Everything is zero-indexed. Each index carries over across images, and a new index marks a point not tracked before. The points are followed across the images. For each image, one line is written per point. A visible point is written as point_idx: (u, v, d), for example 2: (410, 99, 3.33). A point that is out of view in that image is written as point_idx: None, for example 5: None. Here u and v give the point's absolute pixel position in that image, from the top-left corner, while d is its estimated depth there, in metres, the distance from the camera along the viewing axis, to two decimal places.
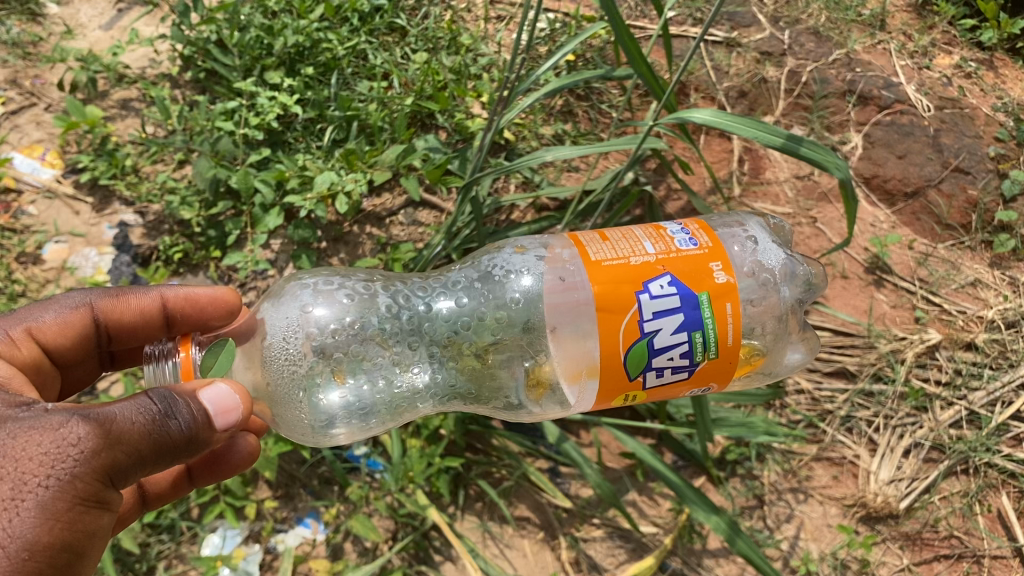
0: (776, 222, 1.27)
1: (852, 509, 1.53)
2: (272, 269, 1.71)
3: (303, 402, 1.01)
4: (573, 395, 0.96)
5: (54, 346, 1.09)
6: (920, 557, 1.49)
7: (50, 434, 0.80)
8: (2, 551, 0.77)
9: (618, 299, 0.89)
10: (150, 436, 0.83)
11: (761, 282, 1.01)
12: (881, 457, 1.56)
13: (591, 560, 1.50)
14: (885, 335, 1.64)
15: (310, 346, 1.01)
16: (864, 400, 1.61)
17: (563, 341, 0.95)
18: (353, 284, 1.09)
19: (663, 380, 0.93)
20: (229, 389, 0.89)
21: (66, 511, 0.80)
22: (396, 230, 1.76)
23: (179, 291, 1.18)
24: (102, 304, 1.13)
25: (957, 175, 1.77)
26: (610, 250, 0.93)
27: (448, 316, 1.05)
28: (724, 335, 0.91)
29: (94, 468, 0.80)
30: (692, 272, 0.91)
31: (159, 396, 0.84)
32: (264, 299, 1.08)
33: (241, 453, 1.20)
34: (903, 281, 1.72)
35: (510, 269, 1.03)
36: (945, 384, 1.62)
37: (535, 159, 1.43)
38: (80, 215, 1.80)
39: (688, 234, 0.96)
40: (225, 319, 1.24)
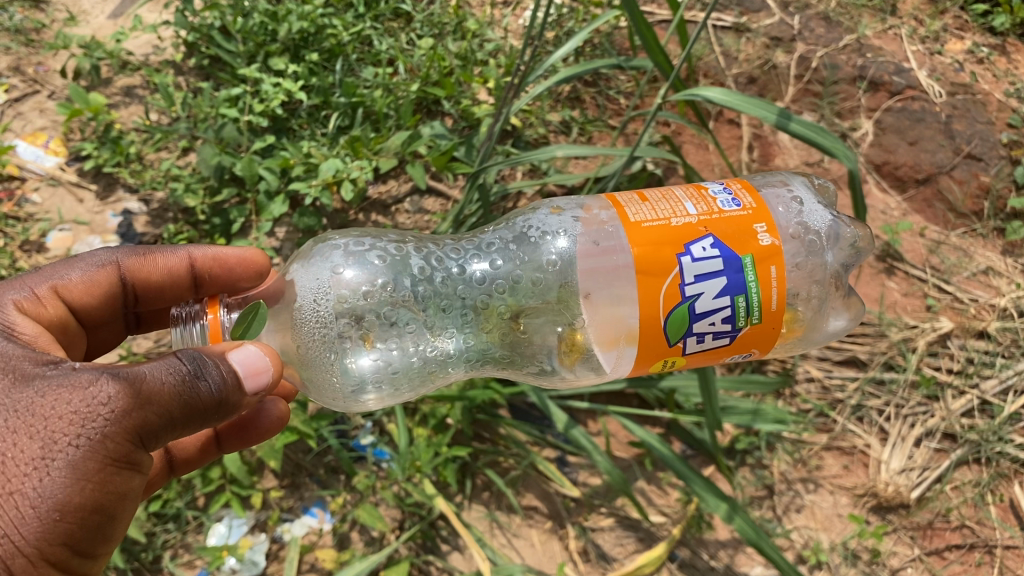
0: (821, 182, 1.16)
1: (863, 498, 1.52)
2: (278, 257, 1.70)
3: (334, 366, 0.98)
4: (608, 362, 0.94)
5: (81, 305, 1.05)
6: (932, 547, 1.48)
7: (80, 393, 0.77)
8: (33, 512, 0.75)
9: (659, 262, 0.87)
10: (180, 398, 0.80)
11: (807, 245, 0.98)
12: (892, 447, 1.54)
13: (599, 549, 1.48)
14: (897, 323, 1.63)
15: (342, 309, 0.98)
16: (874, 389, 1.60)
17: (597, 307, 0.93)
18: (384, 245, 1.05)
19: (704, 346, 0.91)
20: (258, 350, 0.87)
21: (97, 472, 0.77)
22: (402, 218, 1.75)
23: (207, 251, 1.15)
24: (129, 263, 1.09)
25: (969, 162, 1.75)
26: (650, 211, 0.91)
27: (483, 279, 1.03)
28: (768, 300, 0.89)
29: (125, 427, 0.77)
30: (735, 234, 0.89)
31: (189, 356, 0.82)
32: (294, 259, 1.05)
33: (270, 418, 1.17)
34: (914, 269, 1.70)
35: (546, 231, 1.01)
36: (957, 373, 1.60)
37: (545, 154, 1.43)
38: (84, 203, 1.79)
39: (730, 195, 0.94)
40: (254, 281, 1.20)
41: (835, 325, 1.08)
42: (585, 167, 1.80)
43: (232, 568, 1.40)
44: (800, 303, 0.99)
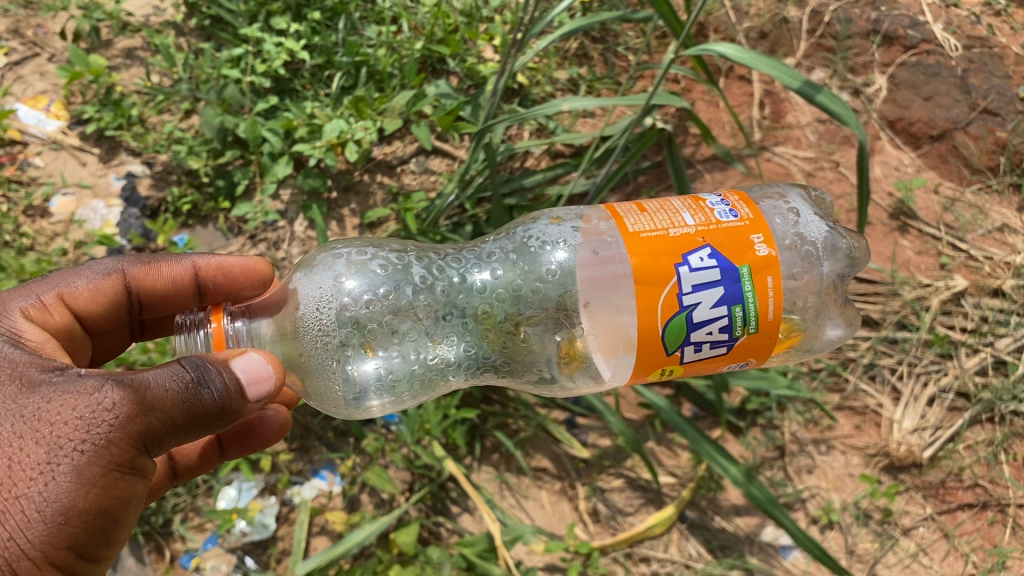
0: (818, 193, 1.16)
1: (875, 458, 1.51)
2: (283, 220, 1.69)
3: (336, 373, 0.97)
4: (607, 368, 0.93)
5: (86, 314, 1.04)
6: (944, 506, 1.47)
7: (84, 399, 0.76)
8: (38, 515, 0.73)
9: (657, 272, 0.85)
10: (184, 403, 0.79)
11: (803, 256, 0.97)
12: (905, 406, 1.53)
13: (610, 510, 1.48)
14: (910, 282, 1.60)
15: (344, 317, 0.97)
16: (887, 348, 1.58)
17: (596, 316, 0.92)
18: (386, 254, 1.04)
19: (701, 355, 0.89)
20: (261, 358, 0.86)
21: (101, 477, 0.76)
22: (408, 179, 1.72)
23: (211, 260, 1.12)
24: (135, 272, 1.07)
25: (985, 117, 1.70)
26: (648, 221, 0.88)
27: (483, 288, 1.01)
28: (765, 310, 0.87)
29: (130, 433, 0.76)
30: (732, 244, 0.87)
31: (192, 364, 0.81)
32: (295, 267, 1.03)
33: (272, 426, 1.19)
34: (928, 227, 1.67)
35: (545, 241, 0.99)
36: (970, 332, 1.58)
37: (551, 108, 1.41)
38: (87, 166, 1.77)
39: (727, 206, 0.91)
40: (258, 290, 1.16)
41: (830, 334, 1.07)
42: (594, 126, 1.77)
43: (242, 531, 1.40)
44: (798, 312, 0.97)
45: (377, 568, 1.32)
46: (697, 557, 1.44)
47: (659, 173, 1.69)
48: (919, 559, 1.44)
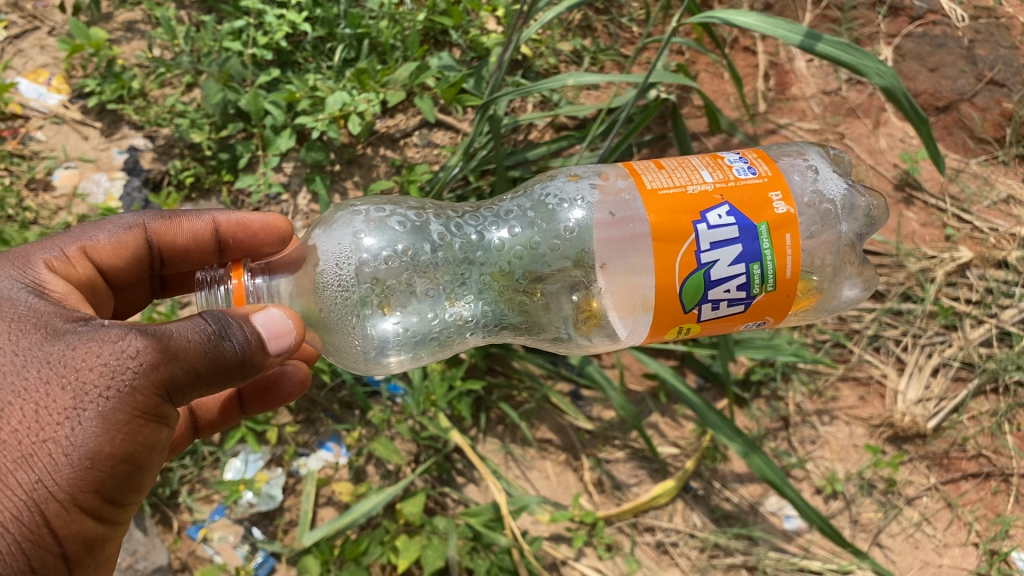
0: (837, 152, 1.14)
1: (879, 428, 1.51)
2: (286, 193, 1.69)
3: (355, 329, 0.97)
4: (623, 328, 0.93)
5: (110, 266, 1.04)
6: (947, 475, 1.47)
7: (109, 346, 0.77)
8: (65, 459, 0.74)
9: (675, 229, 0.85)
10: (206, 355, 0.79)
11: (822, 214, 0.96)
12: (909, 376, 1.53)
13: (614, 480, 1.49)
14: (915, 254, 1.59)
15: (363, 273, 0.96)
16: (892, 319, 1.58)
17: (614, 276, 0.91)
18: (404, 212, 1.04)
19: (719, 313, 0.88)
20: (281, 313, 0.86)
21: (126, 423, 0.76)
22: (411, 152, 1.71)
23: (231, 216, 1.11)
24: (155, 226, 1.08)
25: (991, 88, 1.70)
26: (666, 178, 0.88)
27: (501, 246, 1.01)
28: (783, 268, 0.86)
29: (153, 381, 0.76)
30: (750, 202, 0.87)
31: (214, 317, 0.81)
32: (313, 225, 1.02)
33: (292, 381, 1.19)
34: (933, 198, 1.66)
35: (563, 198, 1.00)
36: (975, 303, 1.58)
37: (557, 83, 1.39)
38: (89, 140, 1.76)
39: (746, 163, 0.91)
40: (279, 247, 1.14)
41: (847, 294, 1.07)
42: (597, 98, 1.76)
43: (250, 502, 1.42)
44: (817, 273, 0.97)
45: (384, 538, 1.32)
46: (701, 527, 1.45)
47: (663, 144, 1.68)
48: (923, 529, 1.45)
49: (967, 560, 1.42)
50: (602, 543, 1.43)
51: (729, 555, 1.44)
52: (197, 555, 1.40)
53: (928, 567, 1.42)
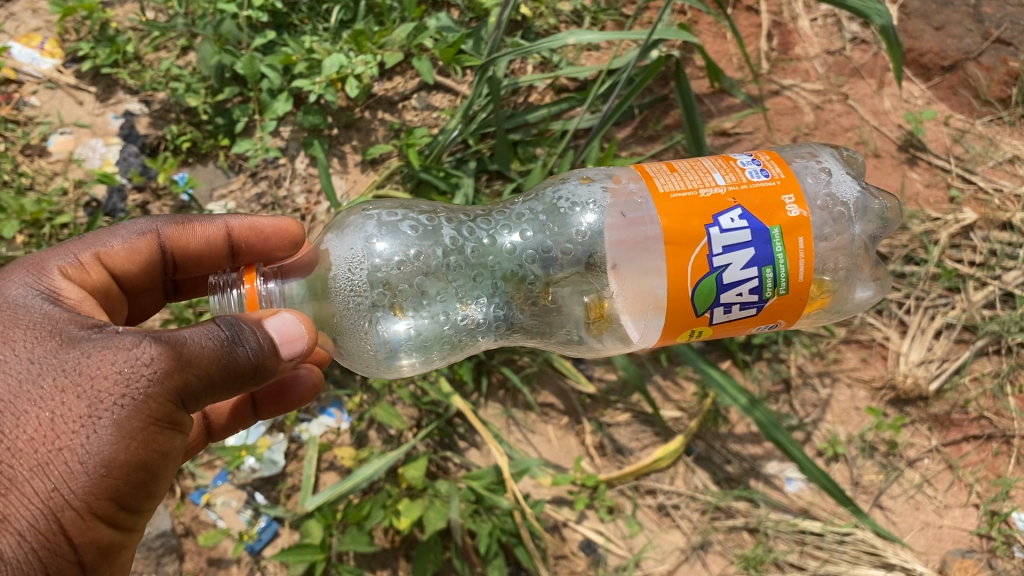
0: (849, 152, 1.15)
1: (881, 391, 1.51)
2: (284, 157, 1.68)
3: (367, 333, 0.96)
4: (635, 331, 0.92)
5: (124, 273, 1.02)
6: (948, 437, 1.47)
7: (124, 354, 0.77)
8: (80, 467, 0.74)
9: (687, 232, 0.85)
10: (220, 361, 0.80)
11: (835, 216, 0.95)
12: (912, 338, 1.53)
13: (616, 443, 1.49)
14: (919, 216, 1.57)
15: (375, 278, 0.96)
16: (894, 282, 1.56)
17: (625, 278, 0.91)
18: (416, 215, 1.04)
19: (731, 316, 0.88)
20: (294, 318, 0.87)
21: (141, 430, 0.77)
22: (410, 116, 1.69)
23: (244, 220, 1.10)
24: (169, 232, 1.06)
25: (998, 47, 1.66)
26: (678, 181, 0.88)
27: (513, 250, 1.01)
28: (796, 272, 0.86)
29: (167, 388, 0.77)
30: (763, 205, 0.86)
31: (227, 323, 0.82)
32: (326, 229, 1.03)
33: (306, 385, 1.20)
34: (938, 159, 1.63)
35: (575, 202, 0.99)
36: (979, 265, 1.57)
37: (558, 41, 1.38)
38: (84, 106, 1.74)
39: (759, 165, 0.91)
40: (291, 251, 1.14)
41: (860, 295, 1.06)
42: (598, 59, 1.71)
43: (251, 468, 1.42)
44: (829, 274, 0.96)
45: (386, 502, 1.33)
46: (702, 489, 1.45)
47: (664, 106, 1.65)
48: (924, 490, 1.45)
49: (967, 522, 1.42)
50: (604, 506, 1.44)
51: (731, 517, 1.44)
52: (201, 520, 1.41)
53: (928, 528, 1.42)
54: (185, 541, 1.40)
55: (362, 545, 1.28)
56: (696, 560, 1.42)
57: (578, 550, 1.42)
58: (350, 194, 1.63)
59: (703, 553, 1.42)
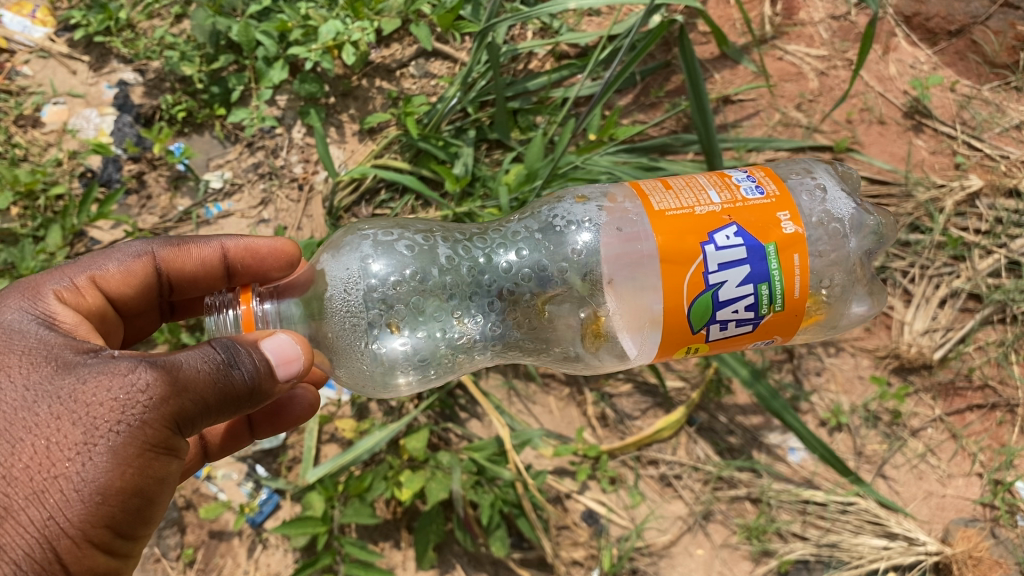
0: (846, 167, 1.17)
1: (885, 360, 1.49)
2: (280, 127, 1.65)
3: (364, 353, 0.95)
4: (633, 346, 0.91)
5: (119, 296, 1.01)
6: (952, 407, 1.47)
7: (118, 380, 0.75)
8: (76, 496, 0.73)
9: (683, 249, 0.83)
10: (215, 385, 0.77)
11: (830, 233, 0.95)
12: (916, 308, 1.51)
13: (618, 413, 1.48)
14: (924, 182, 1.55)
15: (371, 298, 0.95)
16: (899, 251, 1.55)
17: (621, 294, 0.90)
18: (412, 235, 1.02)
19: (727, 333, 0.87)
20: (290, 339, 0.84)
21: (137, 457, 0.75)
22: (408, 84, 1.66)
23: (239, 241, 1.07)
24: (164, 253, 1.04)
25: (1006, 11, 1.62)
26: (674, 199, 0.87)
27: (509, 269, 0.99)
28: (791, 288, 0.85)
29: (163, 415, 0.75)
30: (758, 222, 0.85)
31: (222, 345, 0.79)
32: (323, 249, 1.02)
33: (301, 406, 1.14)
34: (943, 126, 1.61)
35: (571, 220, 0.97)
36: (984, 233, 1.54)
37: (555, 6, 1.36)
38: (78, 75, 1.71)
39: (754, 182, 0.89)
40: (287, 271, 1.11)
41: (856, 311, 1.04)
42: (600, 25, 1.67)
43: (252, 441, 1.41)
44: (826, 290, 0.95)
45: (388, 474, 1.32)
46: (705, 459, 1.45)
47: (666, 73, 1.63)
48: (927, 460, 1.45)
49: (970, 490, 1.42)
50: (606, 477, 1.44)
51: (733, 487, 1.43)
52: (201, 493, 1.40)
53: (931, 497, 1.42)
54: (186, 514, 1.39)
55: (364, 517, 1.28)
56: (699, 530, 1.42)
57: (580, 520, 1.42)
58: (348, 163, 1.62)
59: (705, 523, 1.42)
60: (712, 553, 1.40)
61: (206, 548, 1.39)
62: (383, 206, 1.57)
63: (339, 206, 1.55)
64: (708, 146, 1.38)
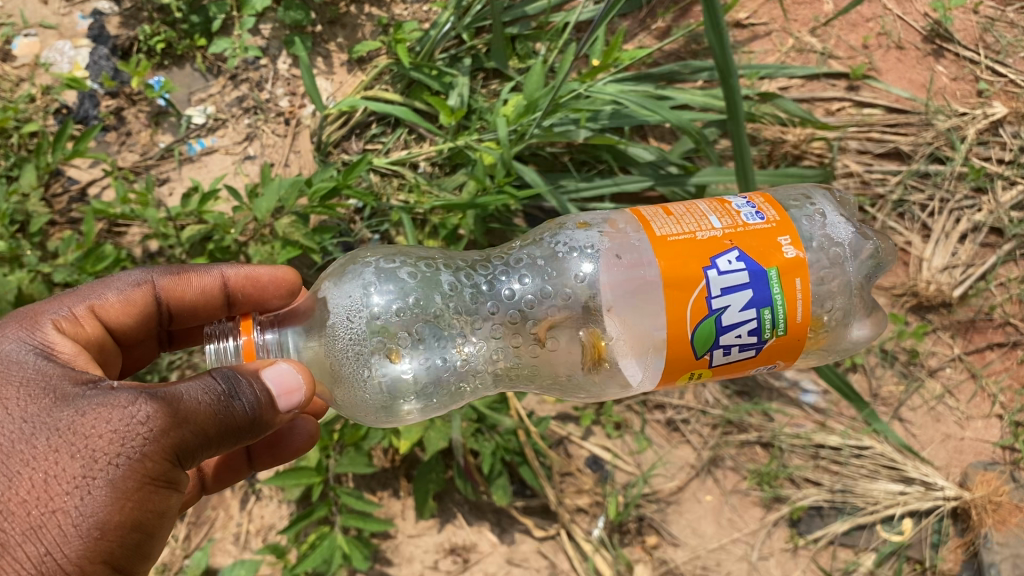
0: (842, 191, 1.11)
1: (903, 298, 1.42)
2: (265, 58, 1.57)
3: (366, 383, 0.87)
4: (636, 371, 0.84)
5: (119, 326, 0.93)
6: (972, 345, 1.41)
7: (118, 411, 0.71)
8: (73, 531, 0.68)
9: (686, 275, 0.77)
10: (215, 417, 0.72)
11: (831, 258, 0.88)
12: (936, 243, 1.44)
13: None
14: (945, 110, 1.47)
15: (373, 326, 0.88)
16: (918, 182, 1.46)
17: (621, 321, 0.84)
18: (415, 261, 0.95)
19: (730, 359, 0.80)
20: (291, 367, 0.78)
21: (137, 490, 0.70)
22: (399, 10, 1.56)
23: (241, 269, 1.00)
24: (165, 282, 0.96)
25: None
26: (675, 223, 0.81)
27: (512, 296, 0.93)
28: (794, 312, 0.79)
29: (163, 447, 0.70)
30: (759, 245, 0.79)
31: (223, 373, 0.74)
32: (323, 274, 0.94)
33: (302, 436, 1.06)
34: (965, 50, 1.51)
35: (573, 247, 0.91)
36: (1008, 164, 1.45)
37: None
38: (49, 4, 1.60)
39: (753, 208, 0.83)
40: (288, 299, 1.04)
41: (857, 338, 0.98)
42: None
43: None
44: (825, 313, 0.88)
45: None
46: (713, 403, 1.39)
47: None
48: (944, 401, 1.40)
49: (989, 433, 1.37)
50: (611, 422, 1.38)
51: (743, 432, 1.38)
52: None
53: (948, 440, 1.38)
54: None
55: (360, 467, 1.22)
56: (708, 476, 1.37)
57: (584, 467, 1.37)
58: (337, 95, 1.53)
59: (714, 468, 1.37)
60: (721, 499, 1.36)
61: (197, 501, 1.33)
62: (373, 141, 1.50)
63: (328, 141, 1.47)
64: (722, 64, 1.18)
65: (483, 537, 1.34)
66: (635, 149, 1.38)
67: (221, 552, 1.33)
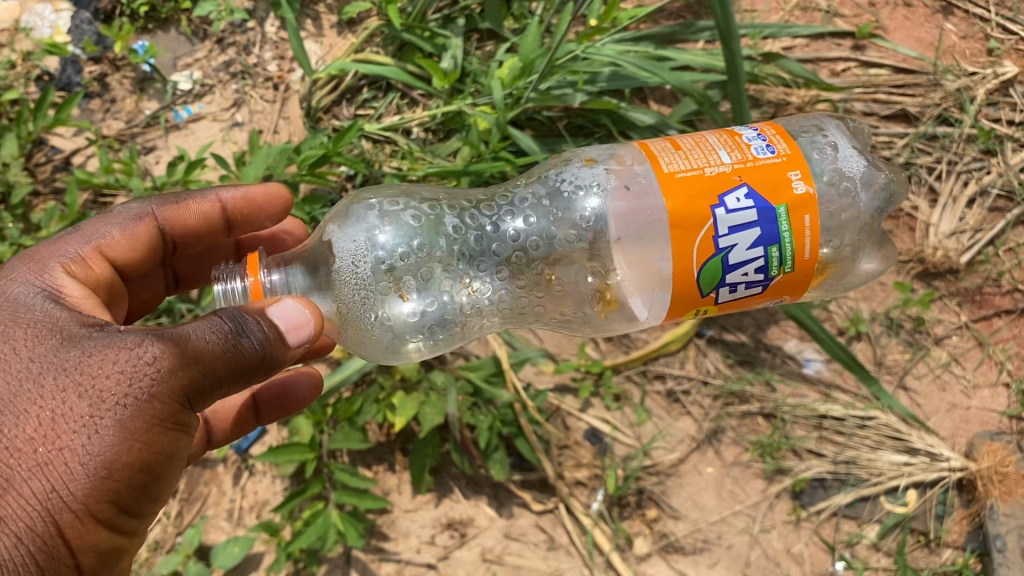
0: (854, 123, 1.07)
1: (908, 265, 1.40)
2: (252, 21, 1.52)
3: (373, 325, 0.86)
4: (644, 308, 0.83)
5: (128, 263, 0.91)
6: (979, 313, 1.38)
7: (124, 352, 0.69)
8: (80, 469, 0.67)
9: (693, 214, 0.76)
10: (223, 356, 0.71)
11: (842, 193, 0.86)
12: (943, 208, 1.40)
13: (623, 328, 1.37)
14: (953, 70, 1.42)
15: (379, 270, 0.86)
16: (925, 145, 1.42)
17: (628, 257, 0.83)
18: (418, 204, 0.93)
19: (737, 295, 0.80)
20: (298, 304, 0.76)
21: (145, 431, 0.69)
22: None
23: (235, 191, 0.99)
24: (164, 213, 0.94)
25: None
26: (683, 159, 0.78)
27: (517, 236, 0.90)
28: (803, 249, 0.77)
29: (171, 386, 0.69)
30: (769, 182, 0.77)
31: (229, 313, 0.72)
32: (326, 218, 0.92)
33: (307, 388, 1.06)
34: (975, 8, 1.47)
35: (578, 185, 0.88)
36: (1018, 125, 1.41)
37: None
38: None
39: (765, 140, 0.80)
40: (282, 216, 1.04)
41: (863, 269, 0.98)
42: None
43: None
44: (834, 249, 0.87)
45: (379, 396, 1.23)
46: (715, 373, 1.37)
47: None
48: (950, 370, 1.37)
49: (996, 402, 1.35)
50: (610, 394, 1.36)
51: (745, 402, 1.36)
52: None
53: (954, 409, 1.36)
54: None
55: (355, 443, 1.20)
56: (709, 448, 1.35)
57: (583, 439, 1.35)
58: (326, 59, 1.48)
59: (715, 440, 1.35)
60: (722, 471, 1.34)
61: (189, 477, 1.32)
62: (365, 106, 1.45)
63: (318, 107, 1.44)
64: (725, 29, 1.15)
65: (480, 512, 1.32)
66: (635, 112, 1.32)
67: (214, 528, 1.31)
